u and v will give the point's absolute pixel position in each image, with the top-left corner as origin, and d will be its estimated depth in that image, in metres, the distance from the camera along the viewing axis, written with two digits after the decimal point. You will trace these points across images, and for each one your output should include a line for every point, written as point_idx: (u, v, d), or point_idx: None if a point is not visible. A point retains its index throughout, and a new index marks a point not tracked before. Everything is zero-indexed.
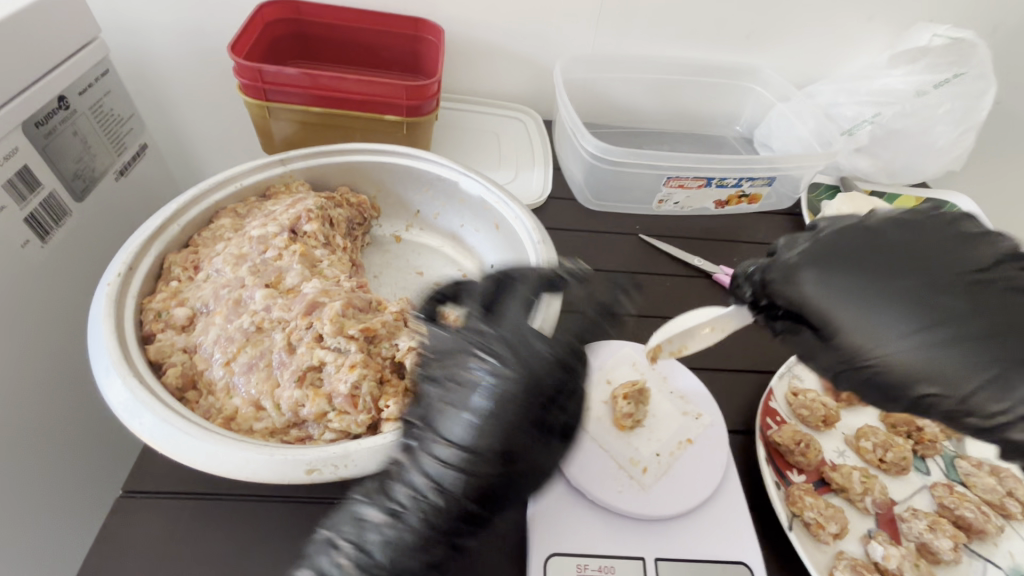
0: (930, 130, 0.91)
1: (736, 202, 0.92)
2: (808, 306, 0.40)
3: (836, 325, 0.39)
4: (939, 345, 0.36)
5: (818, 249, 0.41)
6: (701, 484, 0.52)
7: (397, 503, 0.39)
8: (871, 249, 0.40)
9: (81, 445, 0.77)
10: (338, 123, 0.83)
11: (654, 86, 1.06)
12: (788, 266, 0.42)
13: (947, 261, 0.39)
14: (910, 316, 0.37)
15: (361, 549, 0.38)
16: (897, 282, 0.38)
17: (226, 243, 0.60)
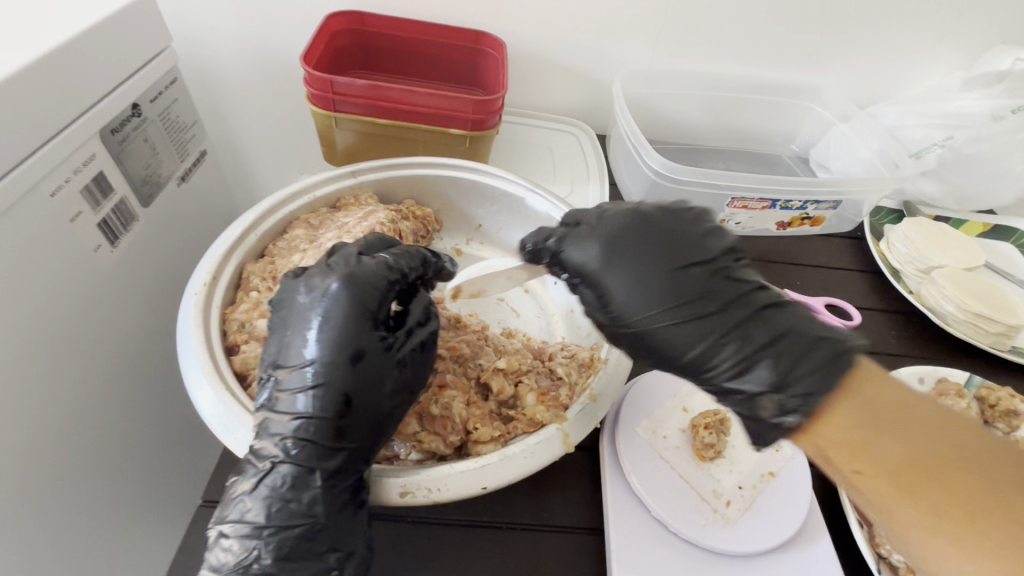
0: (1006, 155, 0.88)
1: (799, 224, 0.90)
2: (585, 273, 0.45)
3: (622, 312, 0.43)
4: (660, 330, 0.42)
5: (577, 236, 0.46)
6: (789, 521, 0.50)
7: (276, 469, 0.39)
8: (644, 240, 0.44)
9: (142, 448, 0.78)
10: (402, 134, 0.84)
11: (710, 104, 1.05)
12: (584, 236, 0.46)
13: (680, 258, 0.43)
14: (650, 309, 0.42)
15: (243, 521, 0.38)
16: (667, 284, 0.42)
17: (303, 255, 0.61)
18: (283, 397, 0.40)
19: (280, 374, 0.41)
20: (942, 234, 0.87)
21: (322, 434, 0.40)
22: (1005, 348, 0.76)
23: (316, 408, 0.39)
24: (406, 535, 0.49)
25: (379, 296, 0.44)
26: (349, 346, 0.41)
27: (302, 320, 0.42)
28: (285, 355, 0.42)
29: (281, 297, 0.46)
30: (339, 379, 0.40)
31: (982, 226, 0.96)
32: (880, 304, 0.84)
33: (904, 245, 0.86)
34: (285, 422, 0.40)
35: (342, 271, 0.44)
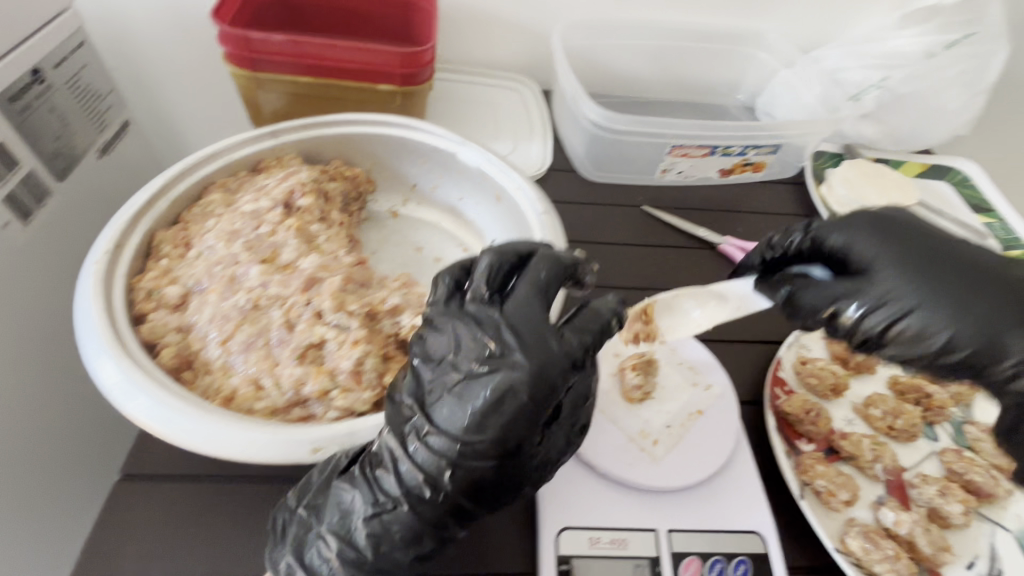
0: (938, 93, 0.90)
1: (740, 171, 0.89)
2: (848, 253, 0.48)
3: (875, 267, 0.46)
4: (867, 286, 0.45)
5: (862, 217, 0.49)
6: (712, 455, 0.51)
7: (394, 510, 0.39)
8: (913, 228, 0.48)
9: (75, 434, 0.75)
10: (330, 94, 0.79)
11: (655, 54, 1.02)
12: (847, 221, 0.49)
13: (915, 252, 0.46)
14: (913, 277, 0.44)
15: (347, 542, 0.40)
16: (942, 256, 0.45)
17: (217, 219, 0.58)
18: (423, 455, 0.38)
19: (425, 426, 0.38)
20: (880, 175, 0.88)
21: (452, 474, 0.38)
22: None
23: (448, 483, 0.38)
24: None
25: (564, 375, 0.38)
26: (510, 425, 0.37)
27: (470, 391, 0.37)
28: (435, 407, 0.38)
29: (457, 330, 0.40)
30: (486, 463, 0.37)
31: (920, 165, 0.98)
32: None
33: (843, 188, 0.86)
34: (402, 479, 0.39)
35: (535, 351, 0.38)
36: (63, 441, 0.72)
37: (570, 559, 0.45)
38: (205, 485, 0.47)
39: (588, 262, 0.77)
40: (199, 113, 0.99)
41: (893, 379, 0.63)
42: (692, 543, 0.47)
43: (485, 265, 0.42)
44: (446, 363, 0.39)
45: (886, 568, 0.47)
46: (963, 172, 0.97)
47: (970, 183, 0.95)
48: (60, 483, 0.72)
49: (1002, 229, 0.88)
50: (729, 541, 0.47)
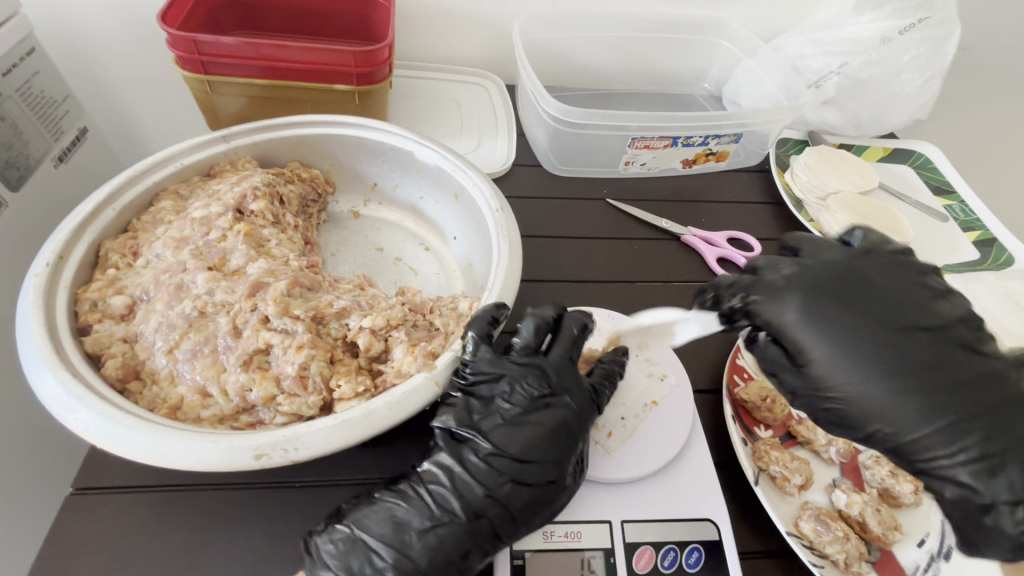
0: (896, 77, 0.90)
1: (703, 160, 0.89)
2: (782, 333, 0.45)
3: (804, 354, 0.44)
4: (815, 366, 0.44)
5: (787, 284, 0.46)
6: (665, 444, 0.52)
7: (449, 524, 0.43)
8: (844, 295, 0.45)
9: (41, 444, 0.74)
10: (286, 96, 0.78)
11: (619, 45, 1.01)
12: (773, 290, 0.46)
13: (864, 325, 0.44)
14: (847, 368, 0.43)
15: (401, 552, 0.41)
16: (871, 337, 0.43)
17: (167, 227, 0.57)
18: (480, 469, 0.45)
19: (484, 446, 0.46)
20: (841, 160, 0.88)
21: (512, 476, 0.45)
22: None
23: (505, 497, 0.44)
24: (290, 498, 0.48)
25: (593, 413, 0.51)
26: (558, 447, 0.47)
27: (521, 418, 0.48)
28: (491, 431, 0.47)
29: (499, 373, 0.49)
30: (538, 483, 0.45)
31: (883, 150, 0.98)
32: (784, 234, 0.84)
33: (805, 174, 0.86)
34: (456, 497, 0.44)
35: (575, 398, 0.50)
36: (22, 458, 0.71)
37: (525, 553, 0.45)
38: (157, 495, 0.47)
39: (551, 256, 0.77)
40: (159, 117, 0.97)
41: None
42: (645, 533, 0.47)
43: (530, 328, 0.51)
44: (489, 395, 0.49)
45: (837, 549, 0.47)
46: (925, 155, 0.98)
47: (931, 166, 0.96)
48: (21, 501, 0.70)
49: (961, 211, 0.89)
50: (682, 530, 0.48)
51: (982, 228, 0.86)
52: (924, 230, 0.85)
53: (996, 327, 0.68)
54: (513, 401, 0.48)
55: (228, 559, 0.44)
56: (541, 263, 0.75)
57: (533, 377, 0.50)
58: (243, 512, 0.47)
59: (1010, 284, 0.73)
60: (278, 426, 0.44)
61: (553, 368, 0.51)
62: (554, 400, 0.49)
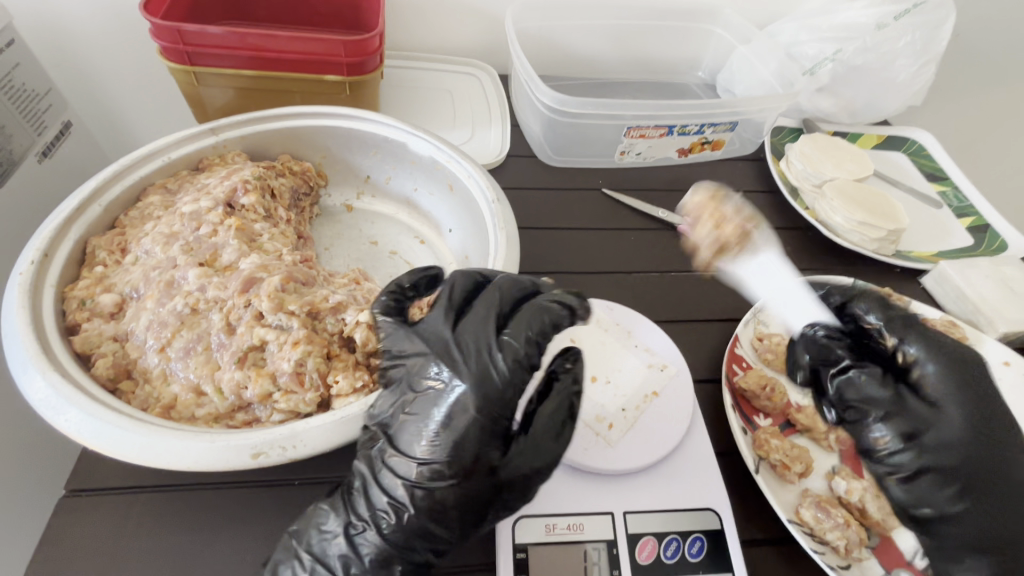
0: (890, 64, 0.90)
1: (699, 149, 0.89)
2: (923, 381, 0.50)
3: (943, 404, 0.48)
4: None
5: (929, 334, 0.52)
6: (665, 436, 0.52)
7: (365, 532, 0.39)
8: (973, 362, 0.50)
9: (33, 441, 0.73)
10: (275, 87, 0.76)
11: (612, 33, 1.00)
12: (926, 338, 0.51)
13: (841, 451, 0.47)
14: (973, 420, 0.47)
15: (321, 561, 0.39)
16: (989, 396, 0.48)
17: (155, 222, 0.56)
18: (385, 475, 0.39)
19: (388, 449, 0.39)
20: (836, 148, 0.88)
21: (415, 480, 0.38)
22: (888, 253, 0.78)
23: (412, 504, 0.38)
24: (289, 496, 0.47)
25: (507, 392, 0.39)
26: (469, 443, 0.38)
27: (426, 409, 0.39)
28: (395, 428, 0.40)
29: (407, 356, 0.42)
30: (437, 488, 0.38)
31: (877, 137, 0.98)
32: (780, 223, 0.84)
33: (801, 161, 0.86)
34: (368, 508, 0.39)
35: (473, 370, 0.39)
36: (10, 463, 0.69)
37: (528, 546, 0.45)
38: (153, 496, 0.46)
39: (547, 248, 0.76)
40: (145, 110, 0.95)
41: None
42: (647, 523, 0.47)
43: (444, 296, 0.44)
44: (403, 378, 0.42)
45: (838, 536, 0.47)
46: (918, 142, 0.98)
47: (924, 153, 0.96)
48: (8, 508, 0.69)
49: (954, 197, 0.89)
50: (685, 519, 0.48)
51: (975, 214, 0.86)
52: (918, 217, 0.85)
53: (991, 312, 0.69)
54: (420, 382, 0.41)
55: (227, 559, 0.44)
56: (538, 254, 0.75)
57: (445, 356, 0.41)
58: (241, 511, 0.46)
59: (1004, 270, 0.73)
60: (275, 424, 0.43)
61: (481, 340, 0.41)
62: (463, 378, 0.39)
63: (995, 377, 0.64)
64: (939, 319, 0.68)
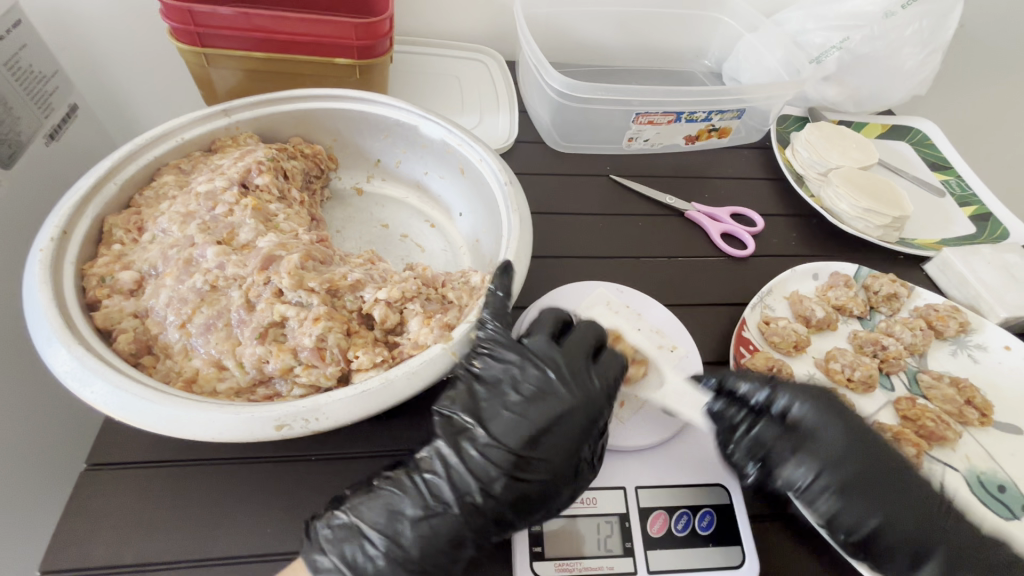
0: (897, 53, 0.90)
1: (706, 136, 0.89)
2: (794, 436, 0.47)
3: (804, 457, 0.46)
4: (826, 457, 0.46)
5: (830, 403, 0.49)
6: (677, 412, 0.53)
7: (444, 514, 0.42)
8: (863, 432, 0.47)
9: (55, 413, 0.74)
10: (285, 69, 0.76)
11: (620, 19, 0.99)
12: (811, 403, 0.48)
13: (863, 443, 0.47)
14: (838, 484, 0.45)
15: (394, 541, 0.41)
16: (874, 473, 0.45)
17: (171, 201, 0.56)
18: (476, 462, 0.43)
19: (482, 438, 0.44)
20: (842, 136, 0.88)
21: (508, 471, 0.43)
22: (892, 240, 0.79)
23: (502, 492, 0.43)
24: (309, 469, 0.48)
25: (601, 406, 0.47)
26: (565, 461, 0.44)
27: (524, 417, 0.45)
28: (490, 420, 0.45)
29: (505, 360, 0.47)
30: (529, 480, 0.44)
31: (881, 126, 0.99)
32: (785, 210, 0.84)
33: (806, 149, 0.86)
34: (450, 490, 0.43)
35: (579, 391, 0.46)
36: (36, 447, 0.70)
37: (542, 518, 0.46)
38: (174, 469, 0.47)
39: (556, 232, 0.76)
40: (150, 94, 0.94)
41: (853, 334, 0.67)
42: (659, 498, 0.49)
43: (545, 321, 0.51)
44: (496, 379, 0.47)
45: None
46: (922, 132, 0.99)
47: (928, 142, 0.97)
48: (32, 489, 0.70)
49: (957, 186, 0.90)
50: (695, 495, 0.49)
51: (977, 203, 0.87)
52: (922, 205, 0.86)
53: (992, 298, 0.70)
54: (520, 386, 0.46)
55: (248, 530, 0.45)
56: (547, 238, 0.75)
57: (544, 368, 0.47)
58: (260, 486, 0.47)
59: (1007, 257, 0.74)
60: (297, 398, 0.44)
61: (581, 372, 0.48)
62: (559, 394, 0.46)
63: (995, 361, 0.66)
64: (942, 304, 0.69)
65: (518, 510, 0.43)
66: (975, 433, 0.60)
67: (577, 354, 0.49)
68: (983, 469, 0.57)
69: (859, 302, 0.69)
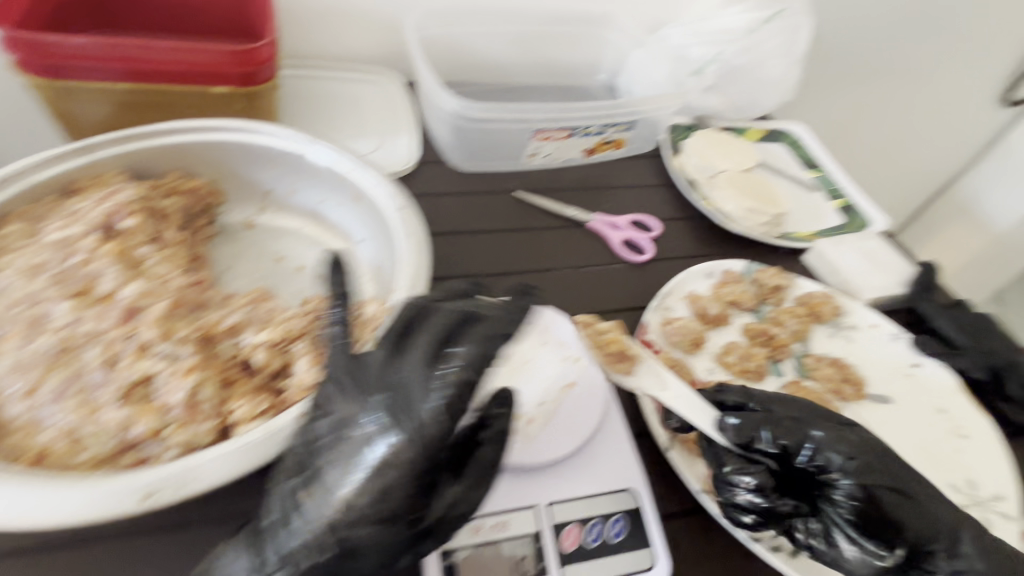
0: (763, 64, 1.00)
1: (603, 149, 0.93)
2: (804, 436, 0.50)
3: (818, 453, 0.49)
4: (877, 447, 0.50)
5: (792, 402, 0.53)
6: (581, 423, 0.54)
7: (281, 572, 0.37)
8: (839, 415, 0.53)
9: None
10: (159, 101, 0.71)
11: (515, 38, 1.02)
12: (793, 403, 0.53)
13: None
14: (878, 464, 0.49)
15: None
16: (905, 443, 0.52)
17: (17, 253, 0.50)
18: (307, 512, 0.37)
19: (314, 484, 0.38)
20: (725, 142, 0.96)
21: (339, 520, 0.36)
22: (774, 235, 0.86)
23: (333, 543, 0.37)
24: (197, 537, 0.44)
25: (448, 427, 0.38)
26: (392, 507, 0.37)
27: (351, 460, 0.37)
28: (324, 463, 0.38)
29: (352, 393, 0.40)
30: (360, 526, 0.37)
31: (761, 130, 1.07)
32: (681, 214, 0.89)
33: (694, 156, 0.93)
34: (312, 527, 0.37)
35: (417, 418, 0.37)
36: None
37: (454, 550, 0.45)
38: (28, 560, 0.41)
39: (463, 251, 0.76)
40: None
41: (746, 326, 0.71)
42: (570, 512, 0.49)
43: (407, 327, 0.42)
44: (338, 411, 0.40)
45: None
46: (796, 133, 1.08)
47: (800, 143, 1.07)
48: None
49: (827, 181, 0.99)
50: (605, 503, 0.50)
51: (844, 196, 0.96)
52: (799, 201, 0.95)
53: (859, 281, 0.78)
54: (354, 414, 0.39)
55: None
56: (454, 259, 0.75)
57: (384, 390, 0.39)
58: (139, 565, 0.42)
59: (869, 243, 0.83)
60: (170, 461, 0.40)
61: (425, 389, 0.38)
62: (387, 420, 0.38)
63: (866, 339, 0.72)
64: (819, 291, 0.75)
65: (363, 556, 0.38)
66: (852, 405, 0.66)
67: (415, 363, 0.40)
68: None
69: (749, 295, 0.74)
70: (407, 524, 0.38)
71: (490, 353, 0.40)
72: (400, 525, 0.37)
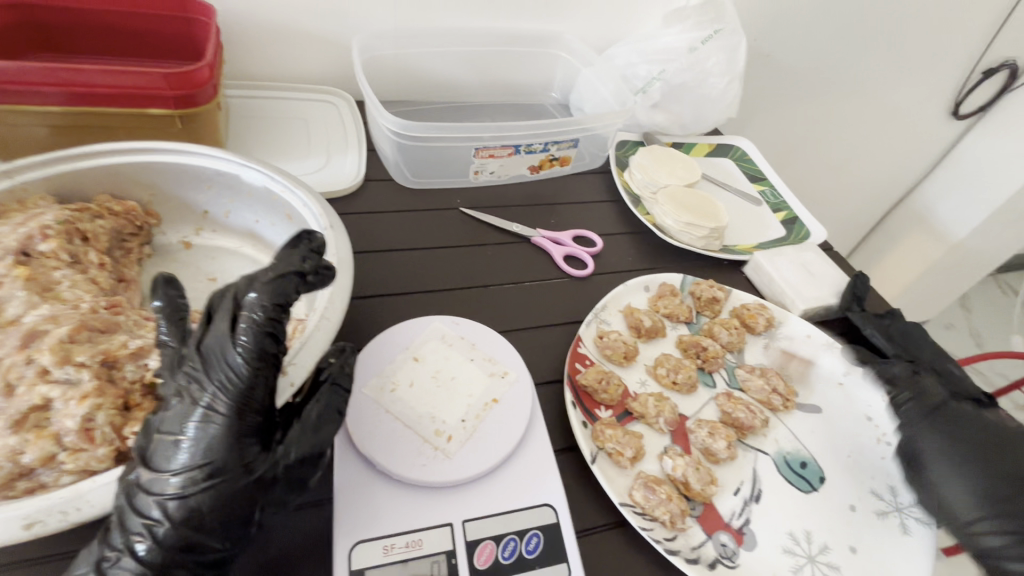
0: (705, 82, 1.02)
1: (549, 166, 0.94)
2: None
3: None
4: None
5: None
6: (503, 438, 0.54)
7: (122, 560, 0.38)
8: None
9: None
10: (93, 124, 0.70)
11: (466, 58, 1.03)
12: None
13: None
14: None
15: None
16: None
17: None
18: (138, 495, 0.39)
19: (144, 466, 0.40)
20: (670, 158, 0.98)
21: (164, 493, 0.39)
22: (715, 248, 0.87)
23: (165, 515, 0.38)
24: None
25: (252, 375, 0.41)
26: (215, 461, 0.40)
27: (173, 431, 0.40)
28: (151, 445, 0.41)
29: (174, 378, 0.43)
30: (184, 493, 0.39)
31: (708, 145, 1.10)
32: (625, 228, 0.91)
33: (639, 171, 0.95)
34: (154, 499, 0.39)
35: (222, 375, 0.41)
36: None
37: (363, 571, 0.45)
38: None
39: (403, 268, 0.77)
40: None
41: (679, 338, 0.73)
42: (485, 529, 0.49)
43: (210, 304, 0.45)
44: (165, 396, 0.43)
45: (663, 511, 0.53)
46: (741, 148, 1.11)
47: (747, 158, 1.09)
48: None
49: (771, 195, 1.02)
50: (521, 519, 0.50)
51: (787, 209, 0.99)
52: (743, 215, 0.97)
53: (793, 293, 0.79)
54: (174, 394, 0.42)
55: None
56: (393, 276, 0.75)
57: (196, 365, 0.42)
58: None
59: (805, 255, 0.85)
60: (60, 487, 0.40)
61: (229, 350, 0.41)
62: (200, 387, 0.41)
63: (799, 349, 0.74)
64: (753, 302, 0.77)
65: (200, 527, 0.39)
66: (781, 415, 0.67)
67: (218, 329, 0.42)
68: (789, 450, 0.64)
69: (684, 308, 0.75)
70: (235, 482, 0.40)
71: (268, 289, 0.41)
72: (226, 482, 0.40)
